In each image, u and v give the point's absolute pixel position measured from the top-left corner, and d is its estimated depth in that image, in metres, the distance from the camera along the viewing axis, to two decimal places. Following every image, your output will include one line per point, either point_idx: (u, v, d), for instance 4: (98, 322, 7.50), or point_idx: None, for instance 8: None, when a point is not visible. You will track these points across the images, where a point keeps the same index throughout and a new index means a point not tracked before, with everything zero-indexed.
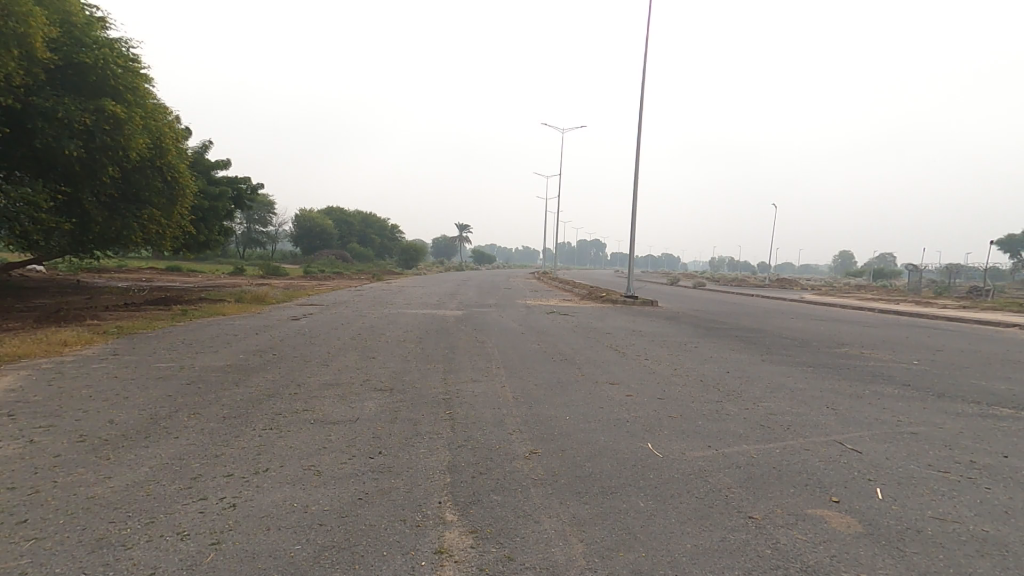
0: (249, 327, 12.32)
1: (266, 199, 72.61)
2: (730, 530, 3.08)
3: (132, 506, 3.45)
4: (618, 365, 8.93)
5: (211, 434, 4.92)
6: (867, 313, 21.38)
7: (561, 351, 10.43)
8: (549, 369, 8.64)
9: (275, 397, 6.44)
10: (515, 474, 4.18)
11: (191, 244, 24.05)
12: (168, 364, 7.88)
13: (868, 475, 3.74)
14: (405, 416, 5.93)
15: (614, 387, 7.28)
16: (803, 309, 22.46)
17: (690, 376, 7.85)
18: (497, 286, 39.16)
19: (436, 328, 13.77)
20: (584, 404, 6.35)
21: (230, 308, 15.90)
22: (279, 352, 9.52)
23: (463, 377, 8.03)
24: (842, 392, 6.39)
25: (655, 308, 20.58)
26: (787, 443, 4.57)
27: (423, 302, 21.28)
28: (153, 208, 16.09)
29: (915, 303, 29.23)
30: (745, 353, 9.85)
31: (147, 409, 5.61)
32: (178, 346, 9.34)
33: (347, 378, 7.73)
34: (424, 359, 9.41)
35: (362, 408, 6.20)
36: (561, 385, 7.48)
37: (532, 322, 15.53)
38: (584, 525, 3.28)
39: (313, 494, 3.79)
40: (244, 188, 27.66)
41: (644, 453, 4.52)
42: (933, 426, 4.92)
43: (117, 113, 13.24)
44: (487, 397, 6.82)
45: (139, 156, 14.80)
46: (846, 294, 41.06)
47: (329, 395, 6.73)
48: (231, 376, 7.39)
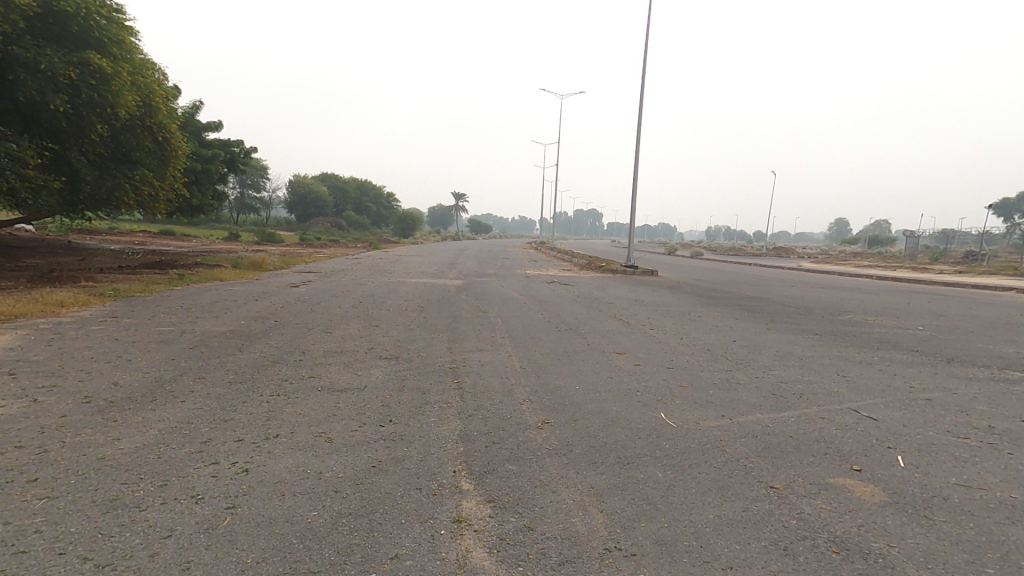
0: (248, 293, 12.19)
1: (259, 163, 71.23)
2: (753, 500, 3.06)
3: (143, 468, 3.38)
4: (623, 334, 8.90)
5: (218, 399, 4.84)
6: (866, 281, 21.48)
7: (565, 320, 10.39)
8: (554, 339, 8.58)
9: (280, 363, 6.36)
10: (528, 444, 4.14)
11: (184, 208, 23.55)
12: (169, 328, 7.76)
13: (887, 442, 3.72)
14: (413, 383, 5.89)
15: (621, 356, 7.25)
16: (801, 278, 22.51)
17: (696, 345, 7.84)
18: (495, 254, 38.99)
19: (438, 296, 13.69)
20: (592, 374, 6.31)
21: (228, 274, 15.71)
22: (281, 318, 9.42)
23: (468, 346, 7.98)
24: (851, 360, 6.37)
25: (655, 277, 20.52)
26: (801, 411, 4.55)
27: (422, 271, 21.16)
28: (144, 169, 15.66)
29: (913, 270, 29.27)
30: (750, 322, 9.83)
31: (150, 372, 5.51)
32: (179, 310, 9.22)
33: (352, 345, 7.67)
34: (428, 328, 9.33)
35: (369, 376, 6.14)
36: (568, 354, 7.44)
37: (533, 291, 15.48)
38: (602, 496, 3.25)
39: (327, 461, 3.73)
40: (237, 151, 26.99)
41: (658, 423, 4.49)
42: (947, 392, 4.91)
43: (102, 67, 12.68)
44: (494, 366, 6.77)
45: (127, 114, 14.29)
46: (843, 263, 41.10)
47: (334, 362, 6.67)
48: (235, 341, 7.30)
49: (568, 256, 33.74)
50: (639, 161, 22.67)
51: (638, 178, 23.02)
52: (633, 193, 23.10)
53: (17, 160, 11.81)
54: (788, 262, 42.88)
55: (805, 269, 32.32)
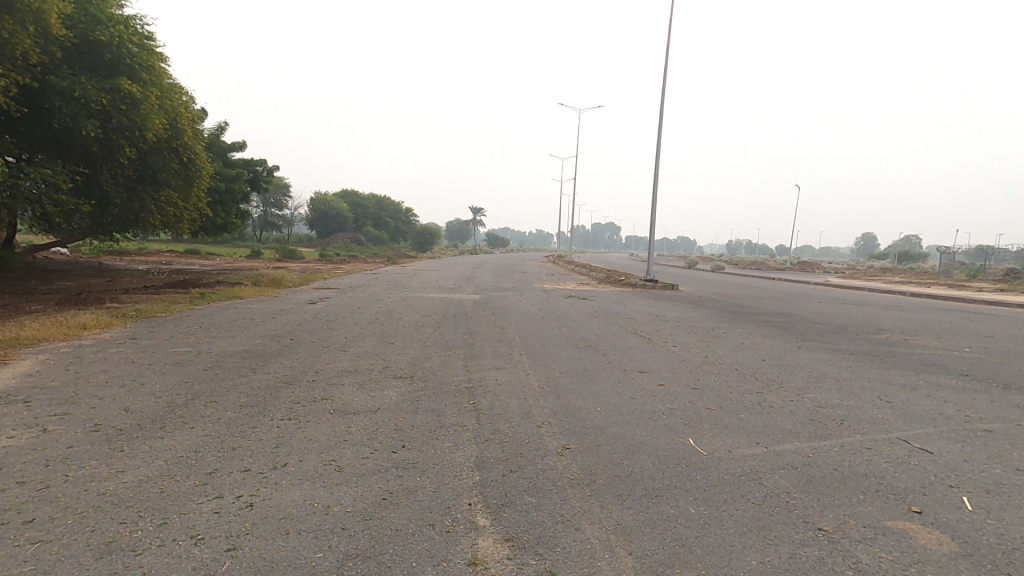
0: (267, 311, 12.22)
1: (281, 181, 72.87)
2: (800, 544, 2.75)
3: (144, 504, 3.23)
4: (645, 352, 8.58)
5: (227, 425, 4.72)
6: (897, 297, 20.65)
7: (584, 337, 10.12)
8: (573, 356, 8.31)
9: (293, 384, 6.24)
10: (548, 473, 3.89)
11: (208, 226, 24.03)
12: (185, 349, 7.74)
13: (947, 480, 3.38)
14: (428, 405, 5.69)
15: (644, 375, 6.95)
16: (829, 294, 21.74)
17: (723, 364, 7.50)
18: (512, 268, 38.92)
19: (454, 312, 13.54)
20: (614, 394, 6.03)
21: (248, 292, 15.85)
22: (297, 336, 9.36)
23: (485, 364, 7.76)
24: (893, 383, 5.97)
25: (676, 292, 20.08)
26: (844, 440, 4.20)
27: (439, 286, 21.10)
28: (170, 190, 16.00)
29: (946, 287, 28.12)
30: (779, 340, 9.42)
31: (162, 396, 5.43)
32: (196, 330, 9.24)
33: (366, 365, 7.52)
34: (443, 345, 9.15)
35: (383, 397, 5.97)
36: (589, 373, 7.17)
37: (551, 306, 15.24)
38: (630, 535, 2.97)
39: (335, 492, 3.54)
40: (260, 170, 27.55)
41: (687, 450, 4.19)
42: (1006, 424, 4.51)
43: (132, 92, 13.04)
44: (512, 385, 6.54)
45: (155, 137, 14.65)
46: (872, 278, 39.68)
47: (348, 382, 6.53)
48: (249, 362, 7.22)
49: (585, 270, 33.42)
50: (658, 174, 22.40)
51: (657, 192, 22.72)
52: (652, 207, 22.78)
53: (51, 185, 12.14)
54: (813, 276, 41.64)
55: (831, 284, 31.28)
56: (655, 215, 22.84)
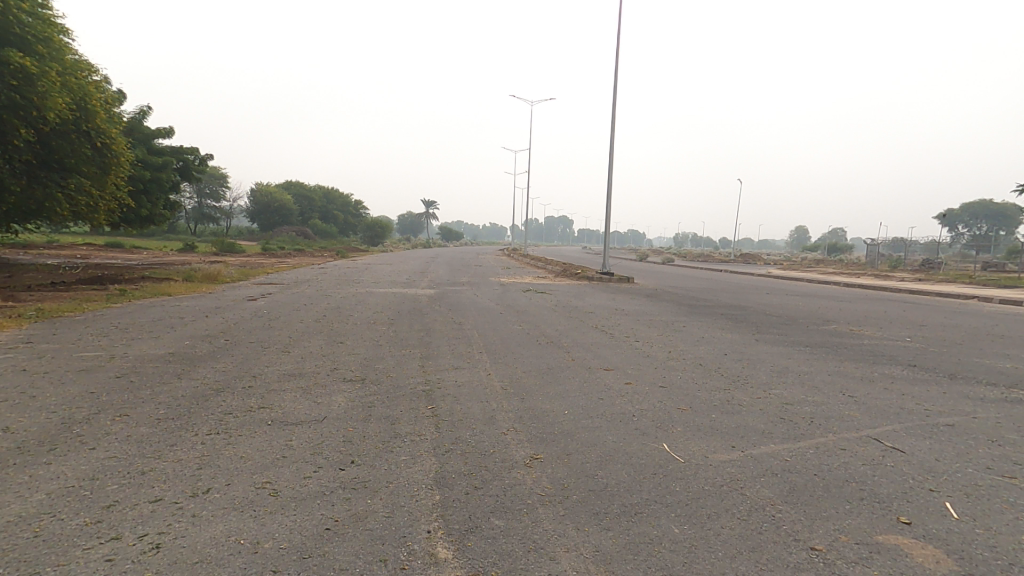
0: (199, 309, 11.15)
1: (219, 170, 68.55)
2: (795, 569, 2.50)
3: (11, 557, 2.59)
4: (608, 349, 8.40)
5: (138, 443, 4.03)
6: (833, 288, 21.82)
7: (544, 333, 9.84)
8: (536, 354, 8.00)
9: (225, 392, 5.54)
10: (516, 490, 3.51)
11: (132, 219, 22.00)
12: (96, 353, 6.80)
13: (927, 483, 3.26)
14: (381, 412, 5.18)
15: (609, 375, 6.74)
16: (772, 285, 22.64)
17: (686, 360, 7.42)
18: (467, 261, 38.32)
19: (409, 308, 12.95)
20: (581, 396, 5.75)
21: (179, 288, 14.53)
22: (232, 337, 8.51)
23: (443, 364, 7.30)
24: (852, 375, 6.01)
25: (631, 285, 20.25)
26: (819, 439, 4.07)
27: (393, 281, 20.29)
28: (82, 177, 14.37)
29: (875, 277, 30.05)
30: (736, 333, 9.49)
31: (59, 412, 4.63)
32: (113, 332, 8.21)
33: (311, 367, 6.88)
34: (398, 344, 8.60)
35: (330, 403, 5.39)
36: (552, 373, 6.87)
37: (509, 301, 14.90)
38: (610, 565, 2.64)
39: (266, 524, 3.00)
40: (191, 159, 25.53)
41: (663, 457, 3.93)
42: (965, 416, 4.55)
43: (25, 67, 11.53)
44: (472, 388, 6.14)
45: (58, 118, 13.03)
46: (810, 269, 42.01)
47: (291, 387, 5.90)
48: (173, 366, 6.42)
49: (541, 263, 33.33)
50: (612, 167, 22.55)
51: (611, 186, 22.91)
52: (607, 201, 22.89)
53: None
54: (757, 268, 43.55)
55: (774, 275, 32.80)
56: (610, 208, 22.96)
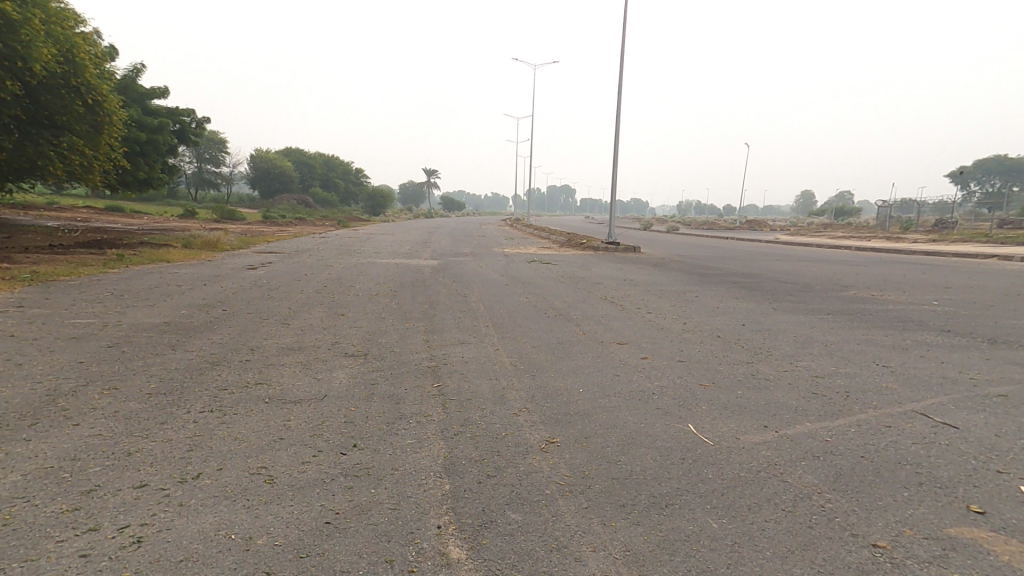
0: (197, 277, 10.81)
1: (216, 137, 67.20)
2: (859, 572, 2.21)
3: None
4: (620, 321, 8.09)
5: (125, 419, 3.73)
6: (844, 254, 21.41)
7: (553, 305, 9.51)
8: (545, 328, 7.69)
9: (221, 365, 5.25)
10: (534, 478, 3.22)
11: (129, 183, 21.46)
12: (87, 321, 6.47)
13: (993, 465, 2.95)
14: (385, 390, 4.89)
15: (624, 348, 6.44)
16: (783, 252, 22.15)
17: (703, 332, 7.08)
18: (469, 231, 37.80)
19: (411, 279, 12.61)
20: (596, 373, 5.45)
21: (176, 255, 14.15)
22: (231, 307, 8.19)
23: (448, 338, 7.00)
24: (883, 344, 5.66)
25: (638, 254, 19.83)
26: (861, 415, 3.75)
27: (395, 251, 19.89)
28: (73, 138, 13.82)
29: (886, 242, 29.41)
30: (753, 302, 9.13)
31: (43, 383, 4.31)
32: (106, 299, 7.87)
33: (312, 340, 6.58)
34: (401, 316, 8.29)
35: (332, 380, 5.10)
36: (564, 347, 6.56)
37: (514, 271, 14.54)
38: (644, 566, 2.36)
39: (260, 516, 2.72)
40: (187, 120, 24.76)
41: (691, 440, 3.63)
42: (1016, 386, 4.21)
43: (8, 14, 10.88)
44: (481, 364, 5.85)
45: (45, 72, 12.40)
46: (819, 236, 41.17)
47: (290, 362, 5.61)
48: (168, 337, 6.10)
49: (544, 234, 32.86)
50: (619, 131, 21.80)
51: (618, 152, 22.22)
52: (614, 167, 22.22)
53: None
54: (764, 236, 42.72)
55: (783, 241, 32.17)
56: (617, 175, 22.31)
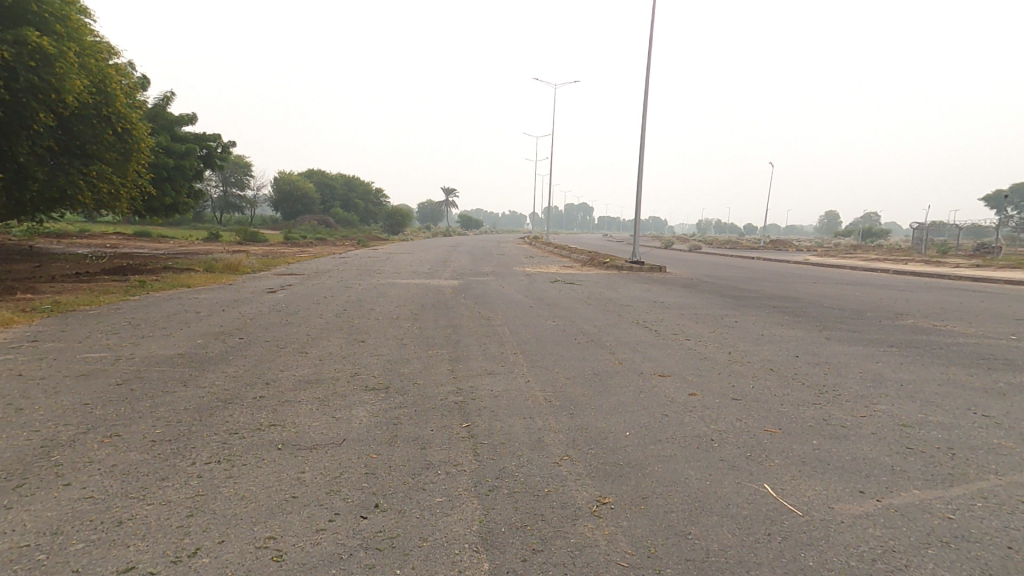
0: (216, 302, 10.57)
1: (242, 160, 68.91)
2: None
3: None
4: (658, 350, 7.51)
5: (122, 475, 3.29)
6: (884, 275, 20.43)
7: (582, 330, 8.99)
8: (577, 356, 7.14)
9: (234, 403, 4.84)
10: (591, 556, 2.68)
11: (157, 207, 21.72)
12: (100, 354, 6.15)
13: None
14: (409, 433, 4.41)
15: (667, 382, 5.86)
16: (817, 273, 21.27)
17: (753, 364, 6.47)
18: (488, 250, 37.57)
19: (432, 301, 12.22)
20: (641, 412, 4.89)
21: (198, 279, 14.03)
22: (248, 335, 7.85)
23: (474, 368, 6.51)
24: (971, 386, 5.00)
25: (664, 274, 19.22)
26: (978, 482, 3.15)
27: (414, 271, 19.63)
28: (102, 165, 13.90)
29: (923, 262, 28.24)
30: (801, 330, 8.45)
31: (41, 429, 3.92)
32: (123, 328, 7.60)
33: (331, 372, 6.16)
34: (424, 343, 7.84)
35: (351, 421, 4.65)
36: (600, 380, 6.01)
37: (537, 292, 14.08)
38: None
39: None
40: (214, 145, 25.14)
41: (773, 504, 3.05)
42: None
43: (44, 46, 11.01)
44: (512, 400, 5.34)
45: (77, 101, 12.50)
46: (849, 255, 39.88)
47: (307, 398, 5.18)
48: (180, 371, 5.73)
49: (565, 252, 32.41)
50: (643, 149, 21.39)
51: (642, 170, 21.76)
52: (638, 184, 21.78)
53: None
54: (791, 255, 41.48)
55: (813, 262, 31.11)
56: (640, 194, 21.82)
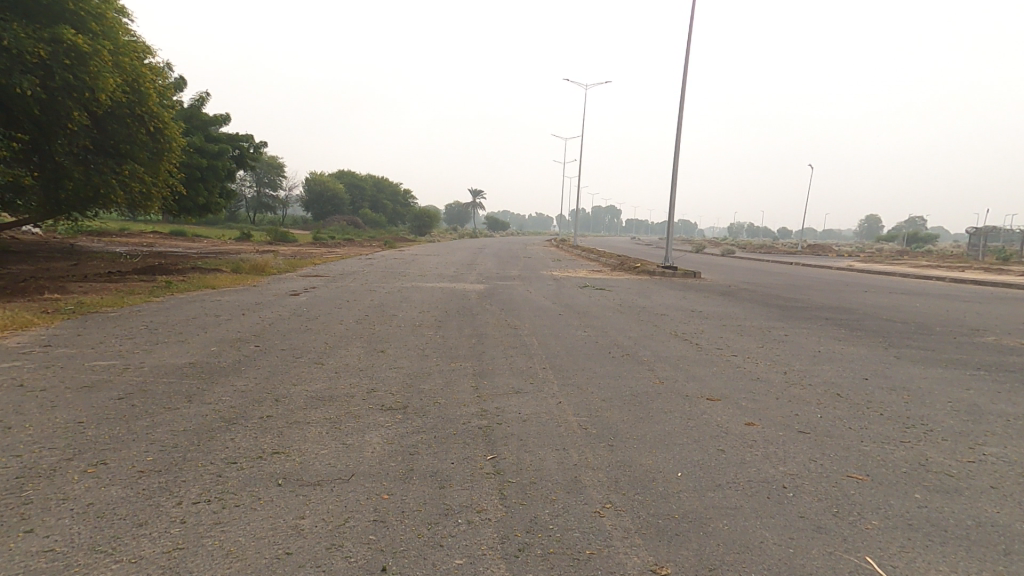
0: (237, 305, 10.29)
1: (274, 163, 70.41)
2: None
3: None
4: (702, 366, 6.82)
5: (96, 519, 2.85)
6: (939, 284, 19.03)
7: (617, 342, 8.34)
8: (612, 373, 6.50)
9: (237, 424, 4.39)
10: None
11: (189, 208, 21.94)
12: (108, 363, 5.83)
13: None
14: (427, 466, 3.88)
15: (718, 407, 5.19)
16: (865, 281, 20.01)
17: (816, 387, 5.73)
18: (515, 253, 37.19)
19: (456, 306, 11.73)
20: (693, 444, 4.23)
21: (223, 281, 13.91)
22: (264, 342, 7.48)
23: (501, 386, 5.94)
24: None
25: (700, 281, 18.34)
26: None
27: (439, 274, 19.21)
28: (134, 164, 13.90)
29: (978, 270, 26.48)
30: (863, 347, 7.62)
31: (23, 456, 3.54)
32: (138, 333, 7.34)
33: (346, 387, 5.70)
34: (447, 355, 7.34)
35: (363, 448, 4.15)
36: (641, 403, 5.36)
37: (566, 298, 13.46)
38: None
39: None
40: (245, 146, 25.31)
41: None
42: None
43: (77, 44, 10.95)
44: (543, 425, 4.76)
45: (109, 100, 12.47)
46: (894, 261, 37.85)
47: (318, 419, 4.71)
48: (187, 384, 5.34)
49: (593, 256, 31.63)
50: (678, 149, 20.57)
51: (677, 171, 20.92)
52: (672, 186, 20.91)
53: None
54: (832, 261, 39.56)
55: (855, 269, 29.51)
56: (675, 197, 20.95)
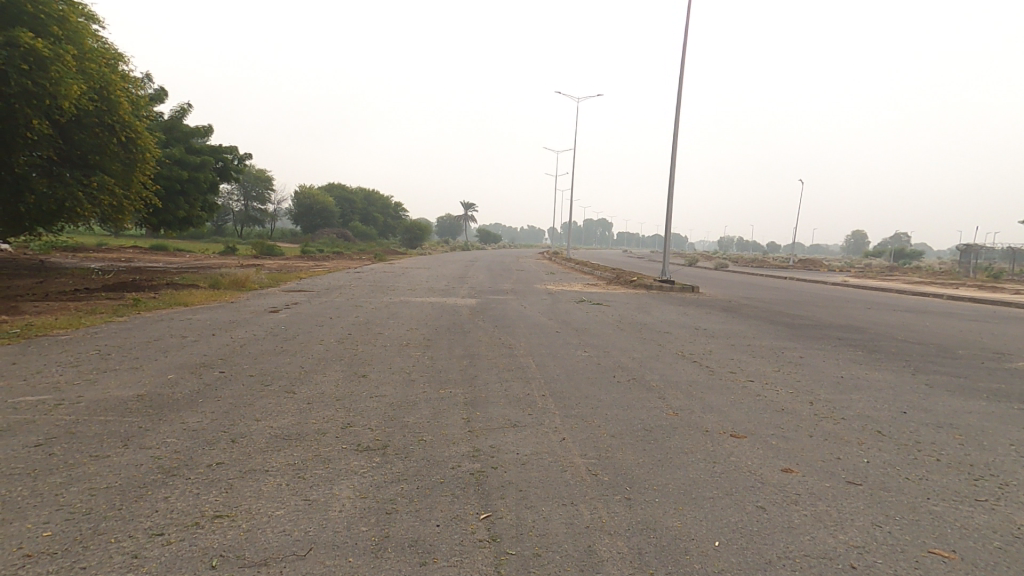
0: (207, 325, 9.48)
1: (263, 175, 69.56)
2: None
3: None
4: (718, 393, 6.16)
5: None
6: (942, 301, 18.60)
7: (621, 364, 7.67)
8: (620, 402, 5.82)
9: (177, 477, 3.62)
10: None
11: (168, 220, 21.09)
12: (42, 398, 5.04)
13: None
14: (405, 532, 3.14)
15: (746, 447, 4.49)
16: (868, 297, 19.55)
17: (851, 420, 5.09)
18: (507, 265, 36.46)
19: (446, 323, 11.01)
20: (729, 499, 3.54)
21: (198, 296, 13.06)
22: (231, 368, 6.70)
23: (496, 418, 5.23)
24: None
25: (699, 296, 17.78)
26: None
27: (430, 288, 18.45)
28: (103, 176, 13.13)
29: (974, 288, 26.25)
30: (888, 372, 7.00)
31: None
32: (87, 360, 6.52)
33: (318, 421, 4.94)
34: (435, 380, 6.62)
35: (328, 505, 3.40)
36: (657, 440, 4.66)
37: (563, 314, 12.78)
38: None
39: None
40: (229, 158, 24.55)
41: None
42: None
43: (35, 47, 10.27)
44: (547, 470, 4.05)
45: (74, 108, 11.77)
46: (887, 276, 37.81)
47: (278, 466, 3.94)
48: (129, 422, 4.57)
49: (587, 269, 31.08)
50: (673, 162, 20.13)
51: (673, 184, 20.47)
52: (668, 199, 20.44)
53: None
54: (826, 274, 39.40)
55: (851, 284, 29.19)
56: (671, 211, 20.45)
